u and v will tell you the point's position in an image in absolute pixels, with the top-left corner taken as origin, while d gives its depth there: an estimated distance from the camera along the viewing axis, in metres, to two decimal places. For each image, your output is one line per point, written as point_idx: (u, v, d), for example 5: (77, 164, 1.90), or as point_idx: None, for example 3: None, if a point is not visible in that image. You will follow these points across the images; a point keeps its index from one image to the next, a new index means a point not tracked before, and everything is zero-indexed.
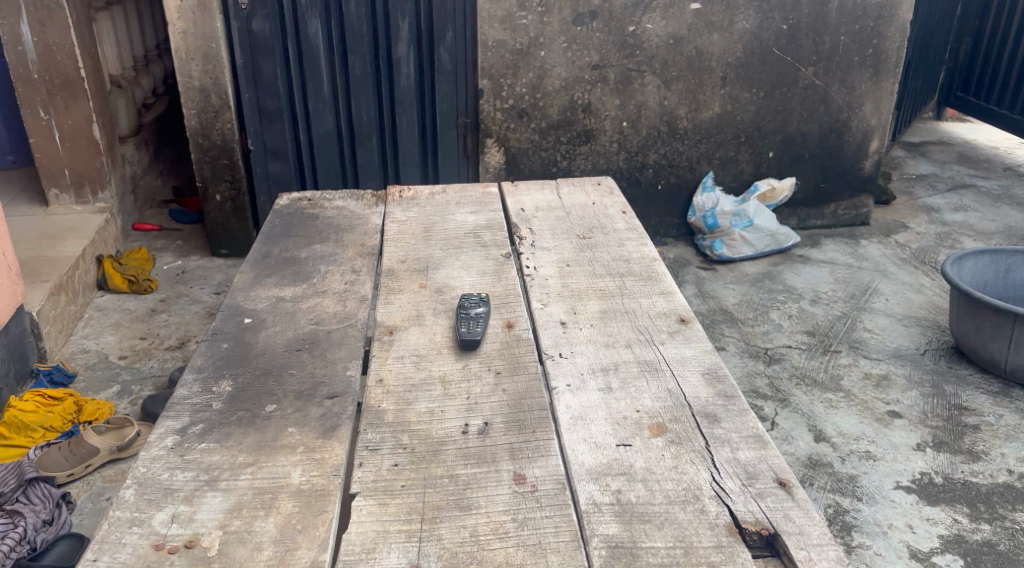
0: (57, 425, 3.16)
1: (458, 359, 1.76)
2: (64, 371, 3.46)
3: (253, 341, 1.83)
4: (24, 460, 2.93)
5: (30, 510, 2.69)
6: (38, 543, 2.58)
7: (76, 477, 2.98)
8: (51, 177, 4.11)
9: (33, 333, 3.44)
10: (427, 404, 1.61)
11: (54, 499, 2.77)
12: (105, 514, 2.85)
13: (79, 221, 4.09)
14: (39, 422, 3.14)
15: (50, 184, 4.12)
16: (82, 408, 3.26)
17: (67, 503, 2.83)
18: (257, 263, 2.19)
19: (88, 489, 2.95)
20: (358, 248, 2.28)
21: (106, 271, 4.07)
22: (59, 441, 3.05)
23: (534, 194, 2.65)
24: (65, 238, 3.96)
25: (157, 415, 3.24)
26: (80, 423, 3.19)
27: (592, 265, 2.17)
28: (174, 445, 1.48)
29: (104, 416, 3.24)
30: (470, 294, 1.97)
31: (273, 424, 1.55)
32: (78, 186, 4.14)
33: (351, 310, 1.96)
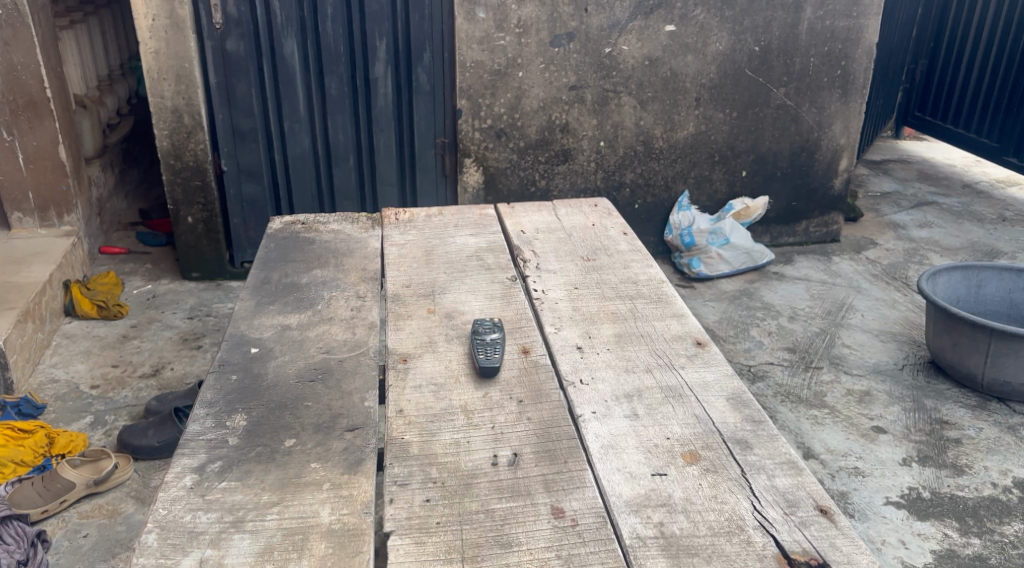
0: (28, 459, 3.04)
1: (478, 387, 1.70)
2: (33, 402, 3.33)
3: (262, 373, 1.77)
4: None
5: (4, 551, 2.58)
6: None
7: (50, 514, 2.86)
8: (14, 201, 3.97)
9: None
10: (451, 434, 1.56)
11: (29, 538, 2.67)
12: (81, 551, 2.74)
13: (45, 246, 3.95)
14: (9, 457, 3.02)
15: (13, 208, 3.98)
16: (54, 441, 3.14)
17: (43, 542, 2.72)
18: (256, 289, 2.13)
19: (64, 526, 2.83)
20: (359, 272, 2.22)
21: (74, 296, 3.94)
22: (31, 477, 2.93)
23: (531, 216, 2.62)
24: (31, 263, 3.82)
25: (134, 446, 3.13)
26: (52, 457, 3.07)
27: (601, 287, 2.14)
28: (193, 485, 1.44)
29: (78, 449, 3.12)
30: (481, 319, 1.90)
31: (295, 460, 1.50)
32: (43, 210, 4.01)
33: (359, 337, 1.90)
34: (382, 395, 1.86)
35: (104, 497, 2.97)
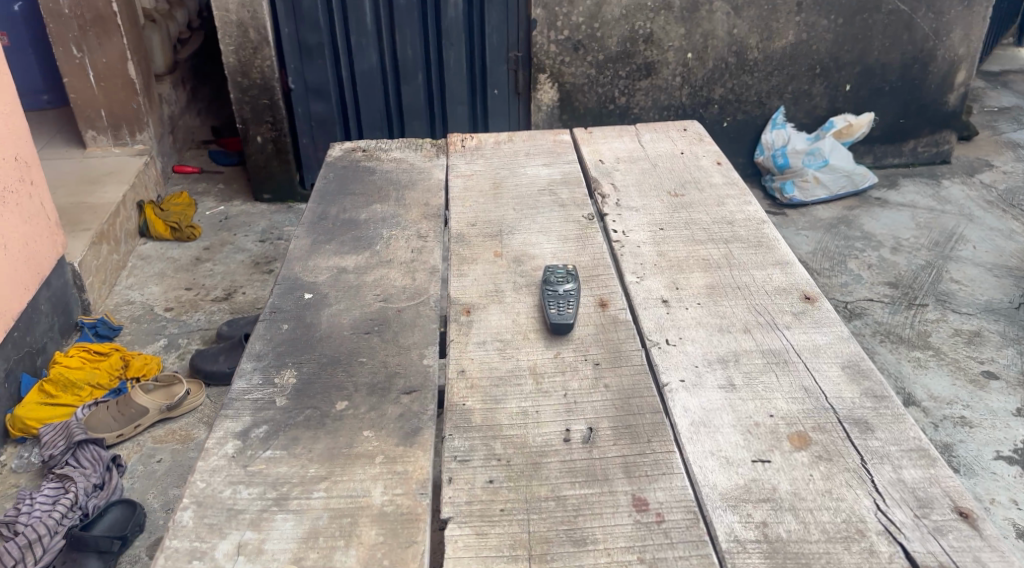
0: (104, 382, 3.06)
1: (548, 345, 1.52)
2: (110, 324, 3.35)
3: (315, 323, 1.62)
4: (72, 420, 2.82)
5: (80, 474, 2.61)
6: (89, 509, 2.51)
7: (126, 438, 2.86)
8: (87, 119, 3.91)
9: (76, 285, 3.33)
10: (519, 403, 1.39)
11: (104, 462, 2.68)
12: (156, 476, 2.73)
13: (119, 165, 3.90)
14: (86, 379, 3.02)
15: (87, 126, 3.92)
16: (129, 364, 3.14)
17: (118, 466, 2.72)
18: (313, 226, 1.97)
19: (139, 451, 2.83)
20: (421, 207, 2.04)
21: (148, 217, 3.90)
22: (107, 400, 2.94)
23: (611, 142, 2.37)
24: (106, 183, 3.78)
25: (207, 371, 3.09)
26: (128, 380, 3.08)
27: (690, 229, 1.90)
28: (236, 453, 1.30)
29: (152, 373, 3.12)
30: (553, 267, 1.70)
31: (346, 426, 1.36)
32: (115, 128, 3.94)
33: (420, 284, 1.73)
34: (443, 349, 1.70)
35: (178, 422, 2.95)
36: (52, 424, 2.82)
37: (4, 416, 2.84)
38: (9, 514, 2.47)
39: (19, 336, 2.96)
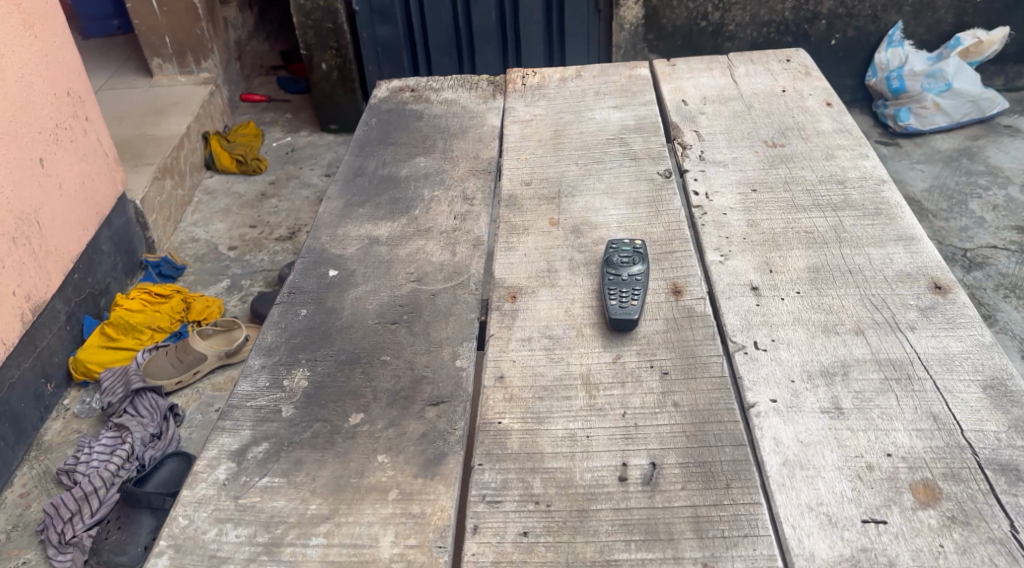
0: (165, 325, 2.96)
1: (606, 346, 1.26)
2: (173, 264, 3.24)
3: (337, 308, 1.39)
4: (130, 366, 2.73)
5: (136, 424, 2.52)
6: (145, 461, 2.44)
7: (184, 385, 2.75)
8: (152, 46, 3.75)
9: (139, 223, 3.20)
10: (566, 423, 1.14)
11: (161, 411, 2.57)
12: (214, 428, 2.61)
13: (184, 94, 3.73)
14: (147, 323, 2.93)
15: (152, 54, 3.77)
16: (191, 307, 3.04)
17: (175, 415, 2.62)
18: (348, 183, 1.74)
19: (198, 399, 2.71)
20: (471, 161, 1.79)
21: (213, 150, 3.75)
22: (166, 344, 2.83)
23: (696, 78, 2.02)
24: (171, 113, 3.62)
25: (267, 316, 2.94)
26: (189, 323, 2.98)
27: (790, 190, 1.58)
28: (228, 480, 1.10)
29: (213, 317, 3.00)
30: (617, 244, 1.43)
31: (358, 448, 1.13)
32: (180, 55, 3.78)
33: (460, 260, 1.47)
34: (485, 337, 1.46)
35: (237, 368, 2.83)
36: (110, 368, 2.73)
37: (66, 359, 2.75)
38: (68, 462, 2.43)
39: (80, 277, 2.85)
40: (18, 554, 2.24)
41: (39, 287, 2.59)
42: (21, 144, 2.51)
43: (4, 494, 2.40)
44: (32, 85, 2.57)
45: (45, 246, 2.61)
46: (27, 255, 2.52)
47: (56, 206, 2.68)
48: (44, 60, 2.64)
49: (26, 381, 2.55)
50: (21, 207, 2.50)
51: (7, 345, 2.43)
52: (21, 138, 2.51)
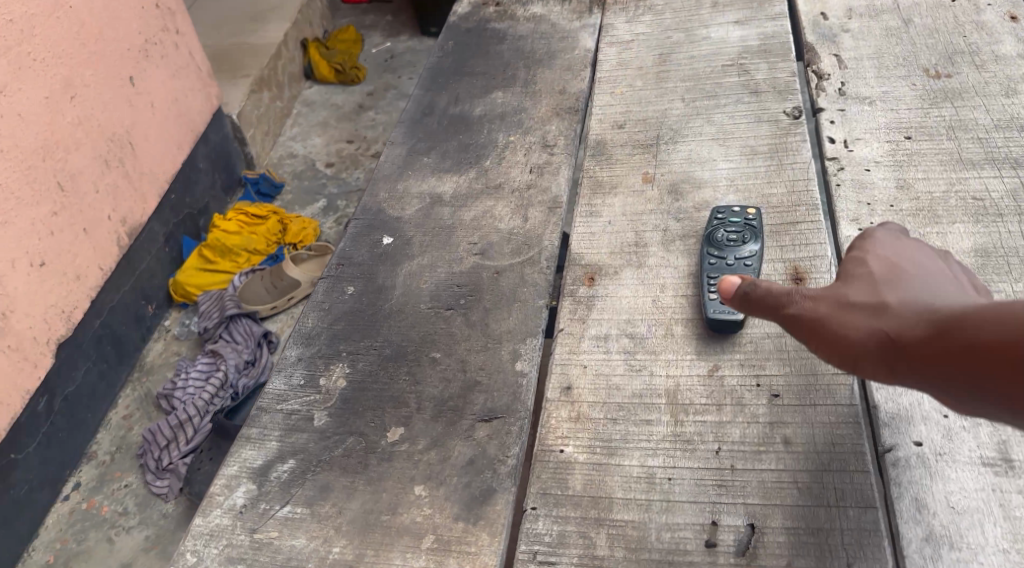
0: (261, 248, 2.62)
1: (701, 352, 1.02)
2: (272, 181, 2.92)
3: (388, 286, 1.20)
4: (226, 292, 2.42)
5: (230, 350, 2.26)
6: (239, 390, 2.19)
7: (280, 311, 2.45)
8: None
9: (237, 138, 2.85)
10: (643, 456, 0.92)
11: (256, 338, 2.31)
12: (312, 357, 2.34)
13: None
14: (242, 245, 2.59)
15: None
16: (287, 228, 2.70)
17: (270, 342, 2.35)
18: (416, 124, 1.52)
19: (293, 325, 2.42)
20: (556, 97, 1.53)
21: (312, 58, 3.41)
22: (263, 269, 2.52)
23: None
24: (268, 20, 3.29)
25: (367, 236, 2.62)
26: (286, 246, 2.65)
27: (955, 138, 1.24)
28: (245, 507, 0.95)
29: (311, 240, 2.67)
30: (725, 212, 1.17)
31: (394, 473, 0.96)
32: None
33: (532, 228, 1.25)
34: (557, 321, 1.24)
35: None
36: (208, 294, 2.42)
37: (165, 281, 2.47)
38: (165, 387, 2.20)
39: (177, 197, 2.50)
40: (119, 478, 2.07)
41: (136, 209, 2.27)
42: (107, 55, 2.11)
43: (108, 417, 2.22)
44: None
45: (140, 168, 2.27)
46: (120, 179, 2.18)
47: (151, 121, 2.31)
48: None
49: (125, 304, 2.28)
50: (112, 125, 2.14)
51: (105, 272, 2.14)
52: (110, 43, 2.12)
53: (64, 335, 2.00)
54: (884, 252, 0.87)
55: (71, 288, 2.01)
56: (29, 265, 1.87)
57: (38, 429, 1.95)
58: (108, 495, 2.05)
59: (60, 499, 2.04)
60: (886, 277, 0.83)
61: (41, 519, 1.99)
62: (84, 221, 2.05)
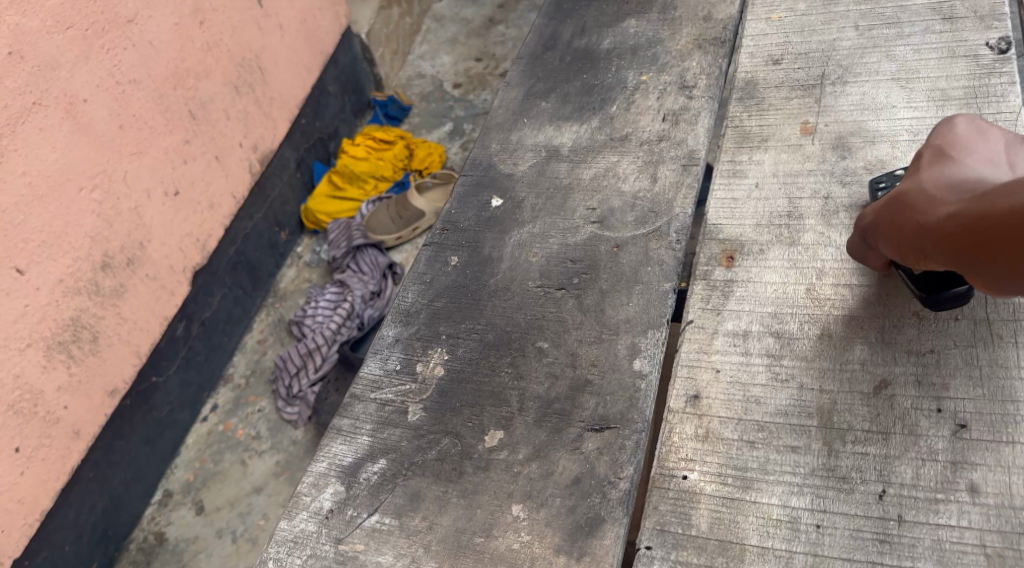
0: (387, 174, 2.41)
1: (867, 362, 0.85)
2: (400, 104, 2.76)
3: (497, 256, 1.07)
4: (353, 220, 2.25)
5: (357, 280, 2.12)
6: (366, 321, 2.06)
7: (405, 242, 2.28)
8: None
9: (366, 57, 2.69)
10: (788, 492, 0.79)
11: (382, 269, 2.15)
12: None
13: None
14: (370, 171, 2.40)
15: None
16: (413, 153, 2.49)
17: (394, 273, 2.18)
18: (535, 61, 1.35)
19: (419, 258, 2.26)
20: (700, 25, 1.31)
21: None
22: (390, 197, 2.33)
23: None
24: None
25: None
26: (413, 173, 2.45)
27: None
28: (331, 512, 0.87)
29: (438, 167, 2.45)
30: (887, 178, 0.96)
31: (492, 486, 0.85)
32: None
33: (661, 191, 1.08)
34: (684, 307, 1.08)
35: None
36: (338, 221, 2.25)
37: (296, 208, 2.31)
38: (297, 313, 2.07)
39: (307, 122, 2.32)
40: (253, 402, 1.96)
41: (267, 135, 2.09)
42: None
43: (241, 341, 2.09)
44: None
45: (270, 93, 2.08)
46: (249, 105, 2.00)
47: (280, 44, 2.10)
48: None
49: (258, 232, 2.14)
50: (242, 48, 1.95)
51: (237, 201, 1.99)
52: None
53: (200, 264, 1.87)
54: (937, 141, 0.86)
55: (205, 217, 1.87)
56: (162, 195, 1.73)
57: (177, 353, 1.86)
58: (244, 419, 1.94)
59: (198, 421, 1.95)
60: (931, 168, 0.83)
61: (180, 439, 1.91)
62: (216, 149, 1.88)
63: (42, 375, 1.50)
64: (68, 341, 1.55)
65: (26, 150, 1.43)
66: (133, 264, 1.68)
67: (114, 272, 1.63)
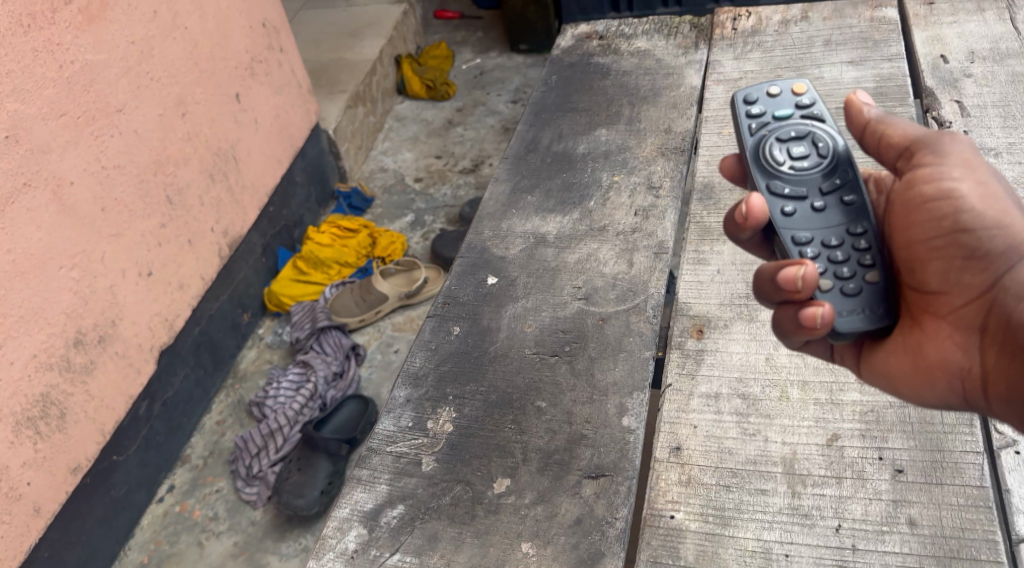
0: (351, 261, 2.55)
1: (820, 419, 1.01)
2: (363, 195, 2.89)
3: (494, 327, 1.21)
4: (317, 302, 2.37)
5: (320, 361, 2.20)
6: (327, 401, 2.12)
7: (368, 325, 2.39)
8: None
9: (332, 152, 2.85)
10: (760, 528, 0.92)
11: (345, 351, 2.25)
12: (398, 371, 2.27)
13: (379, 16, 3.39)
14: (334, 257, 2.53)
15: None
16: (377, 242, 2.63)
17: (357, 354, 2.29)
18: (520, 160, 1.53)
19: (379, 339, 2.36)
20: (662, 136, 1.51)
21: (404, 75, 3.38)
22: (353, 282, 2.45)
23: (962, 23, 1.60)
24: (365, 37, 3.26)
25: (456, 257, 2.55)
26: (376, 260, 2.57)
27: None
28: (359, 550, 0.97)
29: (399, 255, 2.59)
30: (762, 114, 1.03)
31: (502, 524, 0.97)
32: None
33: (637, 274, 1.24)
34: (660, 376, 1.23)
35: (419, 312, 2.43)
36: (302, 303, 2.36)
37: (260, 291, 2.41)
38: (259, 394, 2.14)
39: (274, 210, 2.45)
40: (211, 482, 2.01)
41: (237, 221, 2.23)
42: (216, 73, 2.10)
43: (201, 421, 2.16)
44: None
45: (242, 182, 2.23)
46: (223, 192, 2.15)
47: (254, 138, 2.28)
48: None
49: (223, 313, 2.23)
50: (218, 138, 2.11)
51: (206, 282, 2.10)
52: (217, 71, 2.10)
53: (167, 343, 1.96)
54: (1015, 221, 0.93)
55: (174, 297, 1.97)
56: (136, 275, 1.84)
57: (138, 432, 1.91)
58: (200, 500, 1.99)
59: (153, 501, 1.99)
60: None
61: (136, 519, 1.94)
62: (189, 233, 2.02)
63: (8, 451, 1.55)
64: (36, 417, 1.60)
65: (14, 228, 1.53)
66: (104, 341, 1.76)
67: (85, 349, 1.71)
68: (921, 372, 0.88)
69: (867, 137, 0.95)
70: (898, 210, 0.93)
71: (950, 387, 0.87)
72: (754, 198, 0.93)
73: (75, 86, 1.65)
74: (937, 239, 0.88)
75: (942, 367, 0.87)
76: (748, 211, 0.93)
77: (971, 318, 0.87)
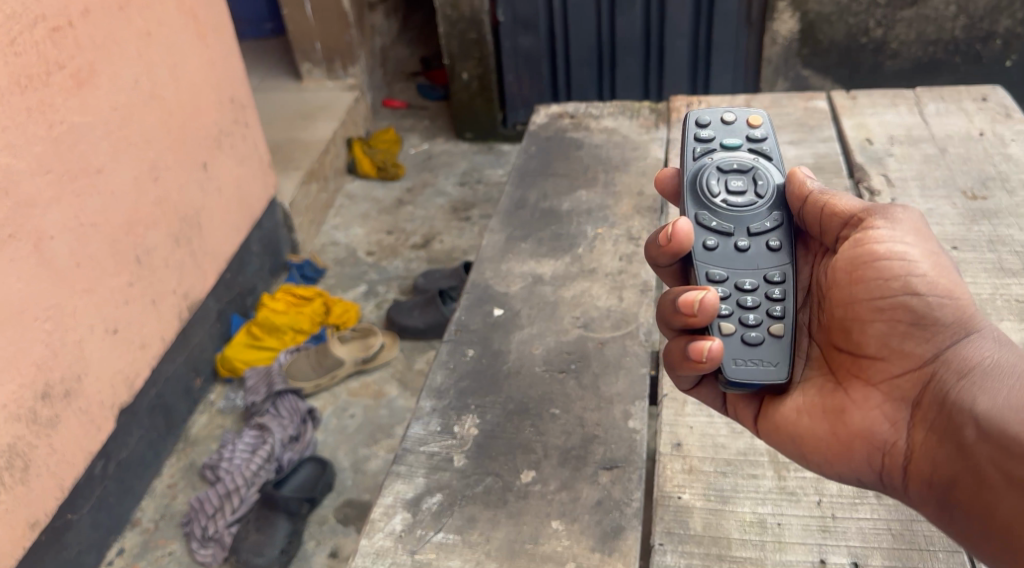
0: (305, 327, 2.62)
1: None
2: (315, 266, 2.99)
3: (504, 350, 1.36)
4: (272, 366, 2.44)
5: (276, 424, 2.23)
6: (284, 463, 2.15)
7: (324, 388, 2.45)
8: (304, 53, 3.66)
9: (286, 224, 2.95)
10: (754, 503, 1.08)
11: (301, 414, 2.28)
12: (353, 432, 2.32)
13: (330, 101, 3.59)
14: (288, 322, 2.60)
15: (303, 59, 3.67)
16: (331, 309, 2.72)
17: (312, 417, 2.32)
18: (511, 215, 1.71)
19: (333, 403, 2.42)
20: (633, 199, 1.72)
21: (355, 155, 3.53)
22: (307, 348, 2.54)
23: (881, 114, 1.90)
24: (319, 119, 3.45)
25: (406, 323, 2.62)
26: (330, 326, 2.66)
27: (995, 249, 1.45)
28: (404, 531, 1.08)
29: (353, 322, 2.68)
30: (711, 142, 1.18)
31: (533, 507, 1.10)
32: (329, 61, 3.65)
33: (628, 306, 1.43)
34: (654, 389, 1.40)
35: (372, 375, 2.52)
36: (256, 368, 2.43)
37: (213, 355, 2.46)
38: (212, 457, 2.17)
39: (230, 276, 2.55)
40: (163, 545, 2.02)
41: (197, 286, 2.31)
42: (186, 144, 2.23)
43: (152, 485, 2.17)
44: (200, 74, 2.27)
45: (204, 247, 2.33)
46: (186, 255, 2.25)
47: (216, 206, 2.39)
48: (213, 61, 2.34)
49: (177, 375, 2.27)
50: (184, 205, 2.22)
51: (165, 343, 2.16)
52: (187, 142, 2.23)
53: (126, 402, 2.00)
54: None
55: (136, 356, 2.02)
56: (103, 331, 1.89)
57: (92, 492, 1.91)
58: (152, 562, 1.98)
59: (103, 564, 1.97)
60: None
61: None
62: (154, 293, 2.09)
63: None
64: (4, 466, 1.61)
65: None
66: (69, 396, 1.79)
67: (52, 402, 1.73)
68: (847, 439, 0.98)
69: (810, 205, 1.09)
70: (844, 265, 1.01)
71: (872, 455, 0.97)
72: (680, 223, 1.07)
73: (61, 145, 1.76)
74: (881, 301, 0.97)
75: (865, 437, 0.97)
76: (673, 233, 1.07)
77: (904, 388, 0.97)
